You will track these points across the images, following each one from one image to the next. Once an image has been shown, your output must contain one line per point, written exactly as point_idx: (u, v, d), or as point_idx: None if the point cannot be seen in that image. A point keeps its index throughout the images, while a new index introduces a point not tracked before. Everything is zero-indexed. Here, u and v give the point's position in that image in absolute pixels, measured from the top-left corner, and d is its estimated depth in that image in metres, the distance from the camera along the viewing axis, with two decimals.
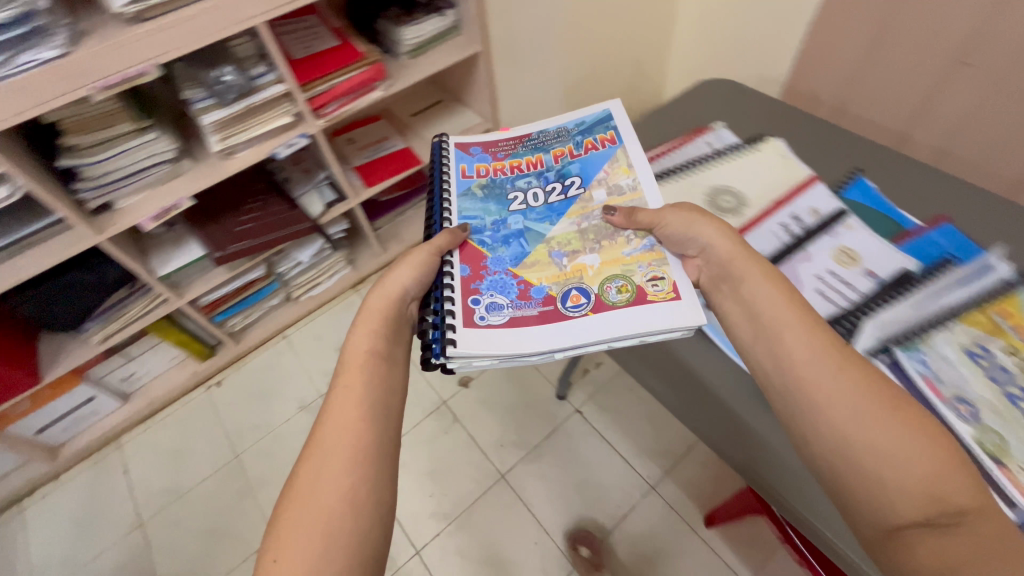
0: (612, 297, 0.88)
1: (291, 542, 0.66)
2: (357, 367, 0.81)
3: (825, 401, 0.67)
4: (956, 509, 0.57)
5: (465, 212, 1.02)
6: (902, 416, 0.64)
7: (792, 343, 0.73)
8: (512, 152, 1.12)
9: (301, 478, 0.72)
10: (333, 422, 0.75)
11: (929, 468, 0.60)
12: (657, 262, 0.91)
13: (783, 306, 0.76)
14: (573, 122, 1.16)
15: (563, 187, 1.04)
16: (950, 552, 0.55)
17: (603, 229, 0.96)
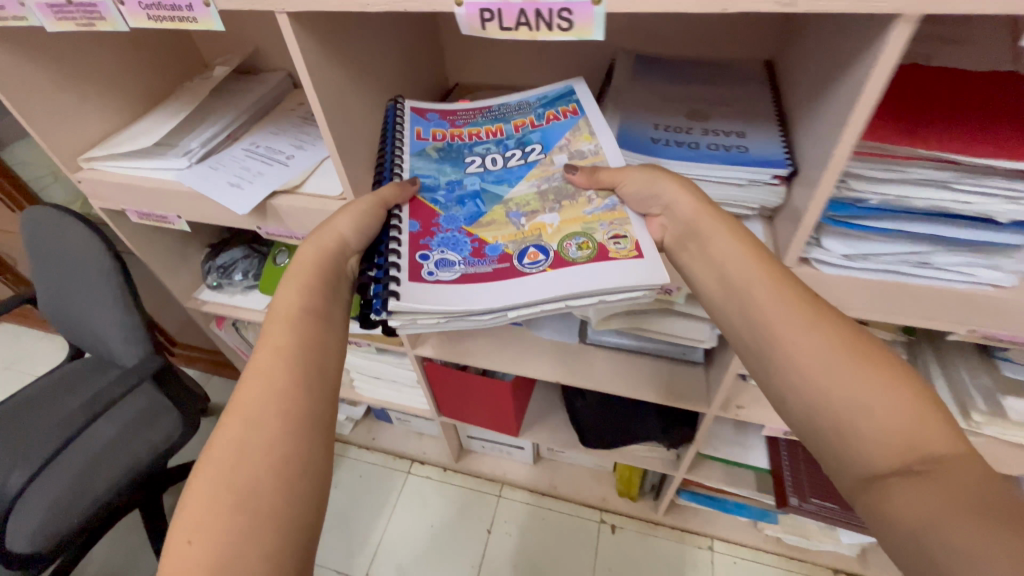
0: (567, 256, 0.55)
1: (190, 529, 0.37)
2: (289, 322, 0.48)
3: (786, 337, 0.44)
4: (936, 455, 0.36)
5: (424, 172, 0.63)
6: (864, 355, 0.41)
7: (760, 286, 0.47)
8: (470, 109, 0.71)
9: (208, 458, 0.41)
10: (253, 381, 0.44)
11: (916, 418, 0.38)
12: (619, 220, 0.57)
13: (748, 255, 0.49)
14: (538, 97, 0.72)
15: (524, 140, 0.65)
16: (937, 512, 0.34)
17: (564, 188, 0.60)
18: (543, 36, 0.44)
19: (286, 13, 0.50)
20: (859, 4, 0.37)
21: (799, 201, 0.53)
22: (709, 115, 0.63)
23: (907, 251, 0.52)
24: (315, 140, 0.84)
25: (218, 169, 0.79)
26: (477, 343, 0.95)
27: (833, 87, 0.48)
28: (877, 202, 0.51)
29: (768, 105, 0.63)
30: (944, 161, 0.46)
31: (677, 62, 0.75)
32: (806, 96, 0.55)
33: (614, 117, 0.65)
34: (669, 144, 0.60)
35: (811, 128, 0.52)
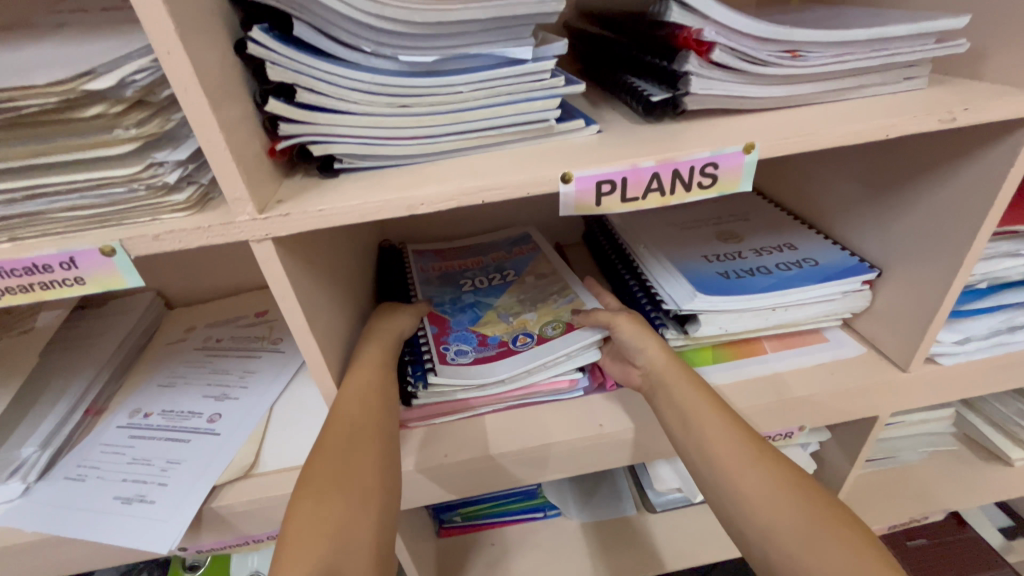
0: (549, 332, 0.52)
1: (295, 558, 0.31)
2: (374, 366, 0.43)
3: (736, 483, 0.40)
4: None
5: (424, 295, 0.58)
6: (809, 495, 0.38)
7: (700, 422, 0.42)
8: (454, 247, 0.70)
9: (313, 473, 0.35)
10: (347, 411, 0.38)
11: (864, 563, 0.35)
12: (576, 304, 0.55)
13: (686, 388, 0.44)
14: (508, 231, 0.72)
15: (498, 267, 0.64)
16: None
17: (537, 292, 0.58)
18: (677, 199, 0.34)
19: (272, 239, 0.32)
20: (1010, 107, 0.34)
21: (899, 301, 0.50)
22: (741, 234, 0.59)
23: (1003, 323, 0.51)
24: (242, 380, 0.58)
25: (92, 479, 0.48)
26: (521, 567, 0.71)
27: (908, 187, 0.47)
28: (985, 284, 0.49)
29: (781, 213, 0.62)
30: (1010, 233, 0.47)
31: None
32: (845, 200, 0.54)
33: (659, 258, 0.56)
34: (740, 274, 0.52)
35: (883, 229, 0.50)
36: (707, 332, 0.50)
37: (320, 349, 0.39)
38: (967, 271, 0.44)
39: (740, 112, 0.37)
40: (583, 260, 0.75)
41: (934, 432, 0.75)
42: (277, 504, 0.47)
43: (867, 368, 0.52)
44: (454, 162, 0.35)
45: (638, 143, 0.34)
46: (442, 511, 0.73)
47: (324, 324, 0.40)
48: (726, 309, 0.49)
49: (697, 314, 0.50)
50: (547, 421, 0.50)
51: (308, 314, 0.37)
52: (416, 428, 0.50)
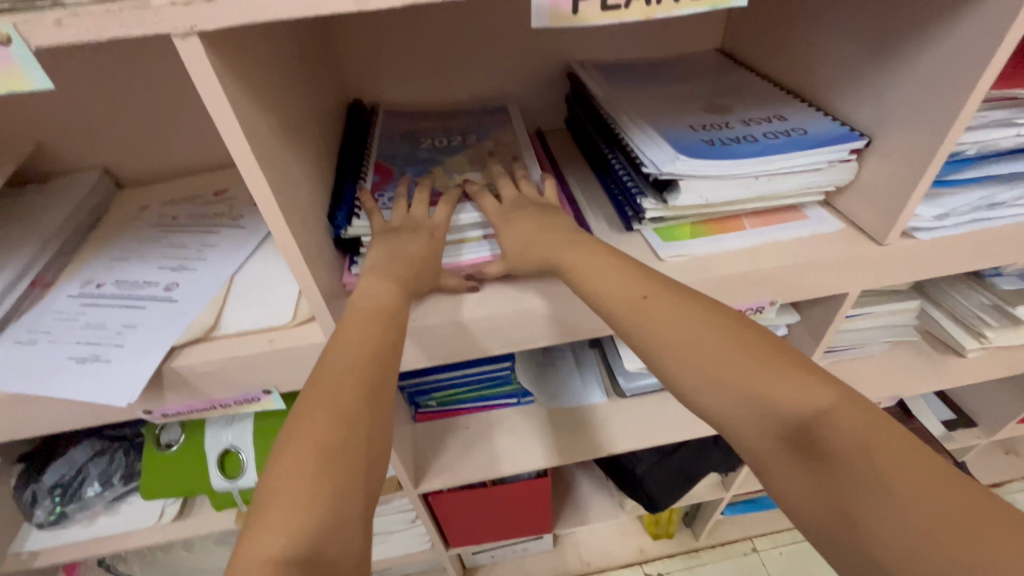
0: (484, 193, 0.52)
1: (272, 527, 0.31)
2: (376, 312, 0.42)
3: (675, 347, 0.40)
4: (812, 421, 0.33)
5: (381, 150, 0.59)
6: (737, 341, 0.38)
7: (625, 296, 0.42)
8: (429, 110, 0.68)
9: (301, 418, 0.36)
10: (327, 376, 0.38)
11: (783, 388, 0.35)
12: (520, 172, 0.54)
13: (605, 269, 0.44)
14: (486, 100, 0.69)
15: (462, 131, 0.63)
16: (839, 497, 0.31)
17: (490, 157, 0.57)
18: (663, 11, 0.30)
19: (199, 34, 0.27)
20: None
21: (884, 171, 0.48)
22: (730, 107, 0.56)
23: (983, 198, 0.50)
24: (201, 253, 0.55)
25: (45, 341, 0.46)
26: (494, 447, 0.73)
27: (918, 41, 0.43)
28: (975, 151, 0.47)
29: (775, 89, 0.58)
30: (1008, 98, 0.45)
31: (634, 64, 0.68)
32: (845, 66, 0.51)
33: (643, 126, 0.53)
34: (726, 142, 0.50)
35: (881, 94, 0.47)
36: (686, 201, 0.48)
37: (274, 190, 0.36)
38: (961, 129, 0.41)
39: None
40: (564, 149, 0.71)
41: (898, 324, 0.77)
42: (242, 365, 0.46)
43: (841, 242, 0.51)
44: None
45: None
46: (417, 395, 0.73)
47: (275, 167, 0.37)
48: (709, 173, 0.47)
49: (677, 180, 0.47)
50: (515, 288, 0.50)
51: (254, 146, 0.34)
52: None
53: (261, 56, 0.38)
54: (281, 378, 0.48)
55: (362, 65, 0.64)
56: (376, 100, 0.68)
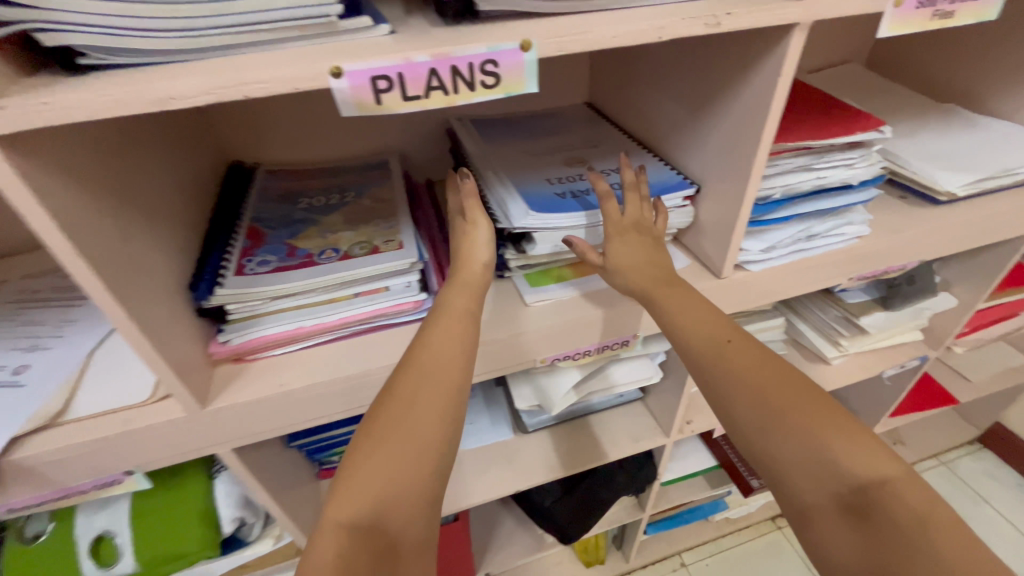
0: (355, 251, 0.53)
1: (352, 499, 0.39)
2: (447, 374, 0.44)
3: (737, 383, 0.43)
4: (870, 489, 0.37)
5: (256, 212, 0.59)
6: (798, 387, 0.42)
7: (698, 338, 0.46)
8: (312, 168, 0.69)
9: (378, 419, 0.42)
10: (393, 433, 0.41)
11: (854, 452, 0.39)
12: (392, 228, 0.56)
13: (691, 315, 0.47)
14: (371, 157, 0.72)
15: (342, 189, 0.64)
16: (874, 553, 0.35)
17: (364, 215, 0.59)
18: (462, 99, 0.34)
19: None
20: (766, 17, 0.37)
21: (713, 214, 0.54)
22: (587, 160, 0.61)
23: (801, 231, 0.58)
24: (58, 330, 0.53)
25: None
26: None
27: (716, 107, 0.50)
28: (780, 194, 0.55)
29: (628, 140, 0.65)
30: (804, 148, 0.53)
31: (509, 118, 0.73)
32: (675, 123, 0.58)
33: (504, 182, 0.57)
34: (576, 194, 0.54)
35: (701, 148, 0.54)
36: (543, 250, 0.52)
37: (109, 273, 0.36)
38: (759, 180, 0.48)
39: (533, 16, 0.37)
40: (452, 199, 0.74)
41: (769, 340, 0.84)
42: (94, 449, 0.44)
43: (687, 277, 0.57)
44: (227, 61, 0.32)
45: (423, 40, 0.34)
46: (318, 452, 0.71)
47: (112, 248, 0.37)
48: (558, 225, 0.51)
49: (532, 233, 0.51)
50: (388, 344, 0.51)
51: (79, 233, 0.34)
52: (251, 362, 0.50)
53: (97, 140, 0.38)
54: (142, 456, 0.46)
55: (239, 129, 0.65)
56: (257, 159, 0.68)
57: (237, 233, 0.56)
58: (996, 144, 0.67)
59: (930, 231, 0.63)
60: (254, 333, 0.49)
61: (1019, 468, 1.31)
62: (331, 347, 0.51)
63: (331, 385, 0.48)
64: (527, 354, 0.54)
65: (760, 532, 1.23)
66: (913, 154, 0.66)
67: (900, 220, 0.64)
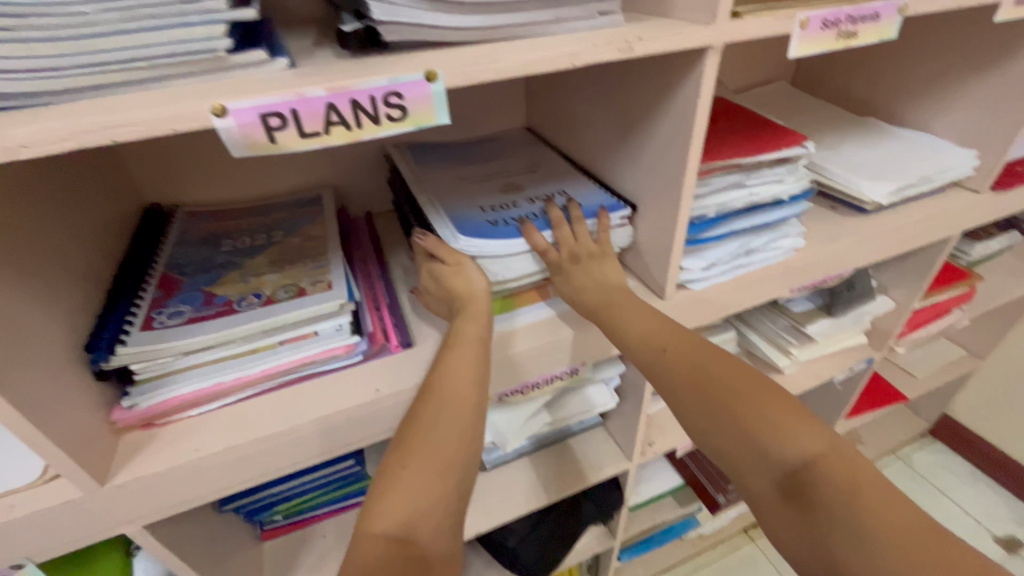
0: (279, 295, 0.49)
1: (386, 510, 0.37)
2: (465, 393, 0.43)
3: (675, 373, 0.44)
4: (803, 469, 0.37)
5: (171, 259, 0.55)
6: (736, 371, 0.43)
7: (638, 331, 0.47)
8: (237, 208, 0.65)
9: (414, 430, 0.41)
10: (420, 452, 0.40)
11: (785, 431, 0.39)
12: (320, 268, 0.53)
13: (637, 309, 0.48)
14: (301, 193, 0.68)
15: (269, 229, 0.61)
16: (813, 532, 0.36)
17: (291, 255, 0.56)
18: (367, 133, 0.32)
19: None
20: (678, 41, 0.37)
21: (651, 234, 0.54)
22: (523, 186, 0.60)
23: (740, 247, 0.58)
24: None
25: None
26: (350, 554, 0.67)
27: (644, 128, 0.49)
28: (714, 212, 0.55)
29: (565, 165, 0.64)
30: (733, 166, 0.54)
31: (447, 146, 0.71)
32: (607, 146, 0.58)
33: (438, 213, 0.55)
34: (511, 221, 0.53)
35: (635, 170, 0.53)
36: None
37: None
38: (691, 199, 0.48)
39: (443, 46, 0.35)
40: (391, 232, 0.71)
41: None
42: None
43: None
44: (99, 103, 0.29)
45: (321, 73, 0.32)
46: (257, 514, 0.65)
47: None
48: (495, 256, 0.49)
49: (469, 264, 0.49)
50: (319, 393, 0.48)
51: None
52: (163, 427, 0.45)
53: None
54: (35, 545, 0.40)
55: (153, 171, 0.60)
56: (176, 201, 0.64)
57: (149, 284, 0.51)
58: (913, 153, 0.70)
59: (859, 239, 0.65)
60: (165, 394, 0.44)
61: (970, 458, 1.36)
62: (256, 402, 0.47)
63: (255, 445, 0.44)
64: None
65: (734, 545, 1.22)
66: (839, 166, 0.68)
67: (828, 230, 0.66)
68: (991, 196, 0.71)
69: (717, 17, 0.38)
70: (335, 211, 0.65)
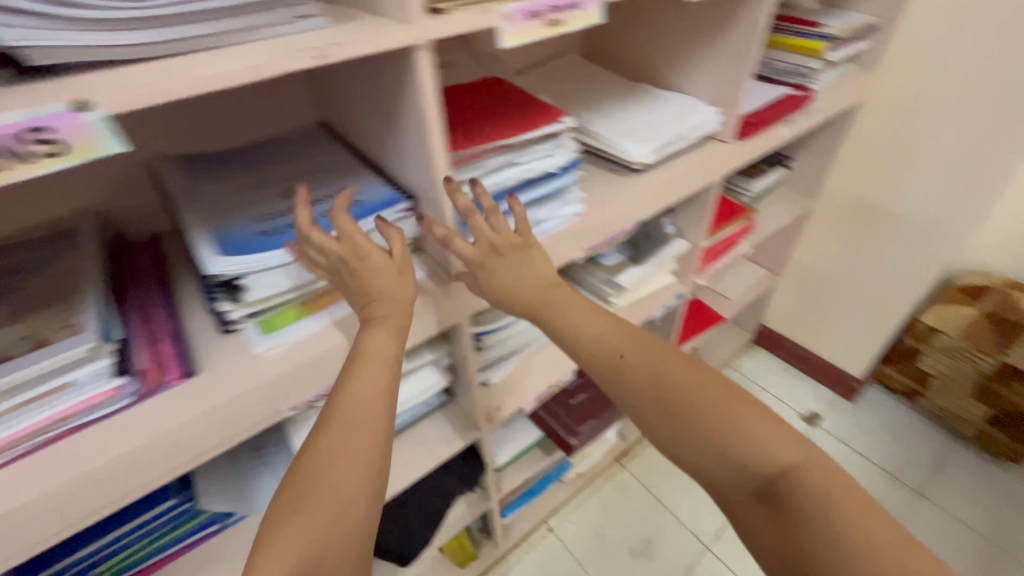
0: (15, 351, 0.44)
1: (284, 547, 0.40)
2: (369, 427, 0.46)
3: (637, 396, 0.52)
4: (777, 478, 0.44)
5: None
6: (719, 388, 0.49)
7: (595, 355, 0.54)
8: None
9: (309, 467, 0.44)
10: (327, 490, 0.43)
11: (759, 444, 0.45)
12: (71, 311, 0.48)
13: (600, 322, 0.56)
14: (55, 225, 0.60)
15: (10, 273, 0.53)
16: (785, 532, 0.43)
17: (35, 302, 0.49)
18: (19, 174, 0.29)
19: None
20: (378, 42, 0.39)
21: (431, 222, 0.56)
22: (305, 188, 0.59)
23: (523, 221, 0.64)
24: None
25: None
26: None
27: (400, 122, 0.51)
28: (490, 193, 0.59)
29: (352, 160, 0.64)
30: (500, 147, 0.58)
31: (230, 151, 0.67)
32: (380, 140, 0.58)
33: (205, 230, 0.52)
34: (286, 229, 0.52)
35: (405, 162, 0.55)
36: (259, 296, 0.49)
37: None
38: (451, 186, 0.51)
39: (113, 66, 0.33)
40: (183, 250, 0.66)
41: None
42: None
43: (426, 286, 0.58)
44: None
45: None
46: None
47: None
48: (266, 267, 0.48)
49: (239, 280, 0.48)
50: (87, 446, 0.44)
51: None
52: None
53: None
54: None
55: None
56: None
57: None
58: (672, 114, 0.80)
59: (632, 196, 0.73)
60: None
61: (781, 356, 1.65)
62: None
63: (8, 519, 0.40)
64: (270, 403, 0.51)
65: (608, 474, 1.37)
66: (611, 133, 0.76)
67: (608, 191, 0.74)
68: (737, 144, 0.84)
69: (413, 17, 0.39)
70: (99, 240, 0.58)
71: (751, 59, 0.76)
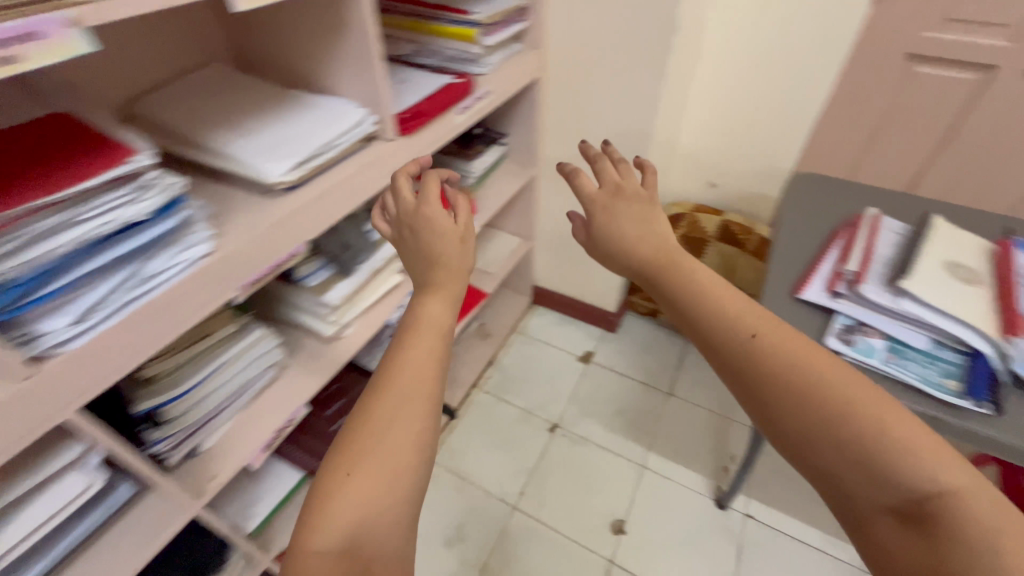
0: None
1: (322, 529, 0.46)
2: (427, 384, 0.53)
3: (789, 384, 0.50)
4: (929, 501, 0.44)
5: None
6: (837, 386, 0.48)
7: (726, 343, 0.53)
8: None
9: (349, 450, 0.49)
10: (370, 464, 0.48)
11: (923, 456, 0.45)
12: None
13: (715, 284, 0.57)
14: None
15: None
16: (929, 552, 0.43)
17: None
18: None
19: None
20: None
21: None
22: None
23: (121, 281, 0.54)
24: None
25: None
26: None
27: None
28: (41, 265, 0.49)
29: None
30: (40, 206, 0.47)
31: None
32: None
33: None
34: None
35: None
36: None
37: None
38: None
39: None
40: None
41: (267, 350, 0.85)
42: None
43: None
44: None
45: None
46: None
47: None
48: None
49: None
50: None
51: None
52: None
53: None
54: None
55: None
56: None
57: None
58: (321, 121, 0.77)
59: (282, 217, 0.69)
60: None
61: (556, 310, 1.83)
62: None
63: None
64: None
65: None
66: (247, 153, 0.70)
67: (256, 215, 0.68)
68: (403, 140, 0.84)
69: None
70: None
71: (374, 57, 0.75)
